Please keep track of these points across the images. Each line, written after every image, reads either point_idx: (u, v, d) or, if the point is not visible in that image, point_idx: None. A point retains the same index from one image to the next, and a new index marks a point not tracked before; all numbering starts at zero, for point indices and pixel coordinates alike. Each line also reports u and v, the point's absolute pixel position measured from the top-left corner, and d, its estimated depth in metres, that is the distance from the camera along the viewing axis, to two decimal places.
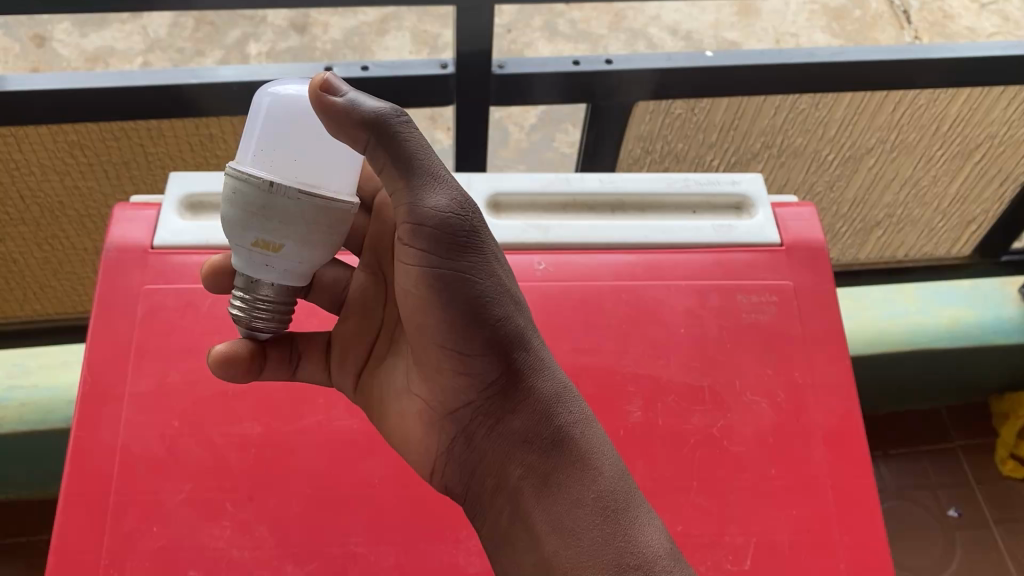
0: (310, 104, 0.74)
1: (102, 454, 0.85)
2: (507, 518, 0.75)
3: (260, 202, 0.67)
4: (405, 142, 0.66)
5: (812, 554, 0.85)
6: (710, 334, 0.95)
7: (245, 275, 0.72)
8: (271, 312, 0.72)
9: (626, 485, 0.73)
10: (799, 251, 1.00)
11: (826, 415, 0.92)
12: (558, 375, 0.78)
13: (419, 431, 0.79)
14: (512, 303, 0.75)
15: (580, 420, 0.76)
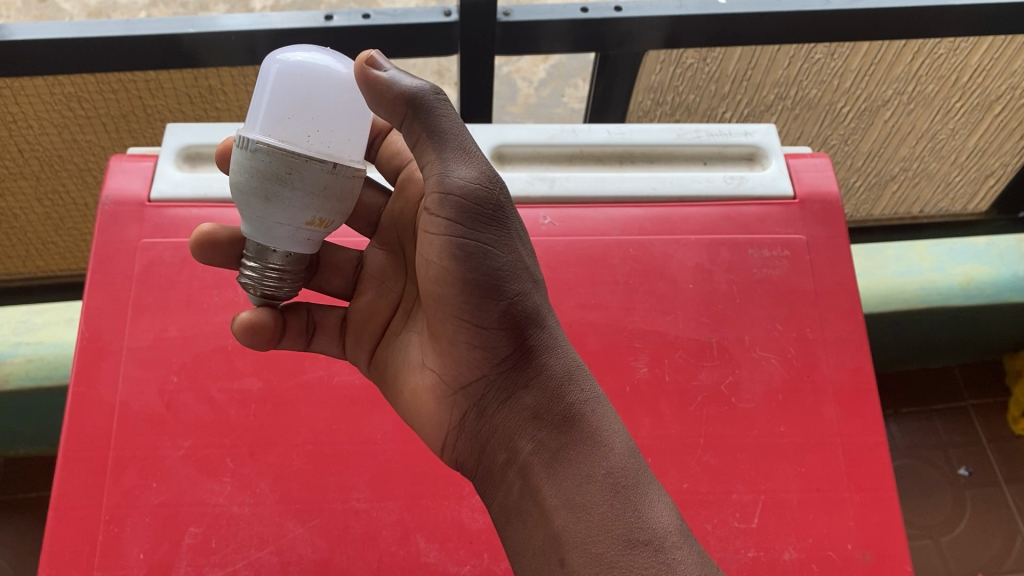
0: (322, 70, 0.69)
1: (101, 410, 0.84)
2: (516, 493, 0.71)
3: (325, 181, 0.66)
4: (440, 118, 0.67)
5: (820, 512, 0.83)
6: (720, 289, 0.93)
7: (257, 242, 0.69)
8: (283, 279, 0.71)
9: (637, 464, 0.70)
10: (813, 204, 0.98)
11: (838, 372, 0.90)
12: (573, 357, 0.76)
13: (430, 406, 0.77)
14: (530, 281, 0.73)
15: (594, 399, 0.73)
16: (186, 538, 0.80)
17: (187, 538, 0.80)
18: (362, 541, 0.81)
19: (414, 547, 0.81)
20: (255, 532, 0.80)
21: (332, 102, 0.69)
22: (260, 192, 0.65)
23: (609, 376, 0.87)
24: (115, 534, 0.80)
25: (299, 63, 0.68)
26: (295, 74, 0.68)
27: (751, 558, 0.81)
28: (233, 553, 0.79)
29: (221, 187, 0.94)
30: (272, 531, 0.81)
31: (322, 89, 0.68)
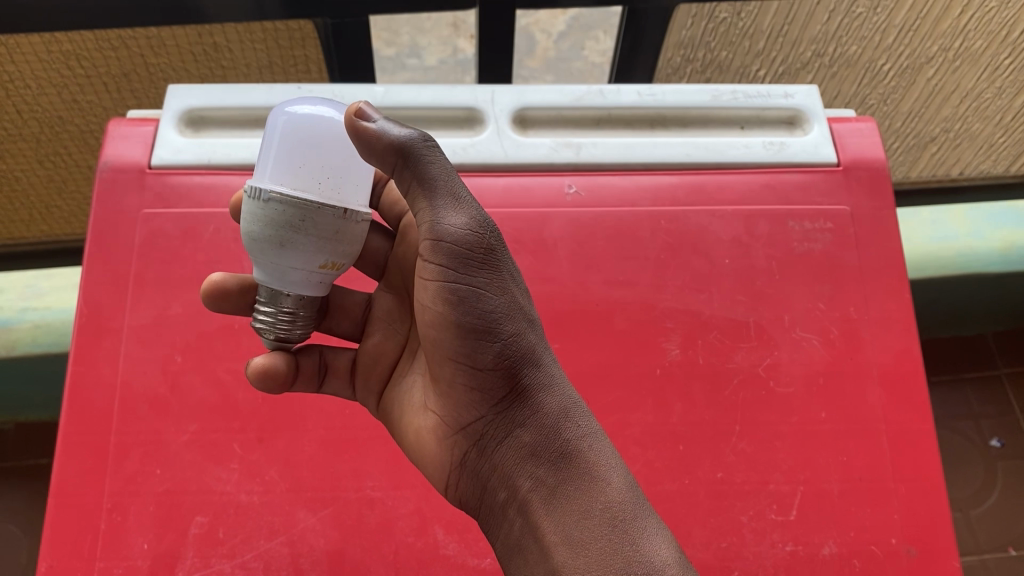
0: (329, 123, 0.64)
1: (101, 392, 0.80)
2: (518, 532, 0.65)
3: (341, 224, 0.61)
4: (431, 166, 0.62)
5: (862, 503, 0.79)
6: (757, 264, 0.87)
7: (270, 287, 0.64)
8: (298, 324, 0.65)
9: (637, 501, 0.63)
10: (858, 173, 0.91)
11: (883, 353, 0.84)
12: (570, 392, 0.68)
13: (431, 447, 0.70)
14: (526, 323, 0.67)
15: (593, 438, 0.66)
16: (192, 528, 0.76)
17: (193, 528, 0.76)
18: (377, 532, 0.77)
19: (432, 539, 0.77)
20: (264, 522, 0.76)
21: (343, 151, 0.64)
22: (275, 238, 0.60)
23: (639, 358, 0.82)
24: (118, 524, 0.76)
25: (306, 112, 0.64)
26: (302, 121, 0.64)
27: (790, 553, 0.76)
28: (241, 544, 0.75)
29: (226, 154, 0.88)
30: (283, 521, 0.76)
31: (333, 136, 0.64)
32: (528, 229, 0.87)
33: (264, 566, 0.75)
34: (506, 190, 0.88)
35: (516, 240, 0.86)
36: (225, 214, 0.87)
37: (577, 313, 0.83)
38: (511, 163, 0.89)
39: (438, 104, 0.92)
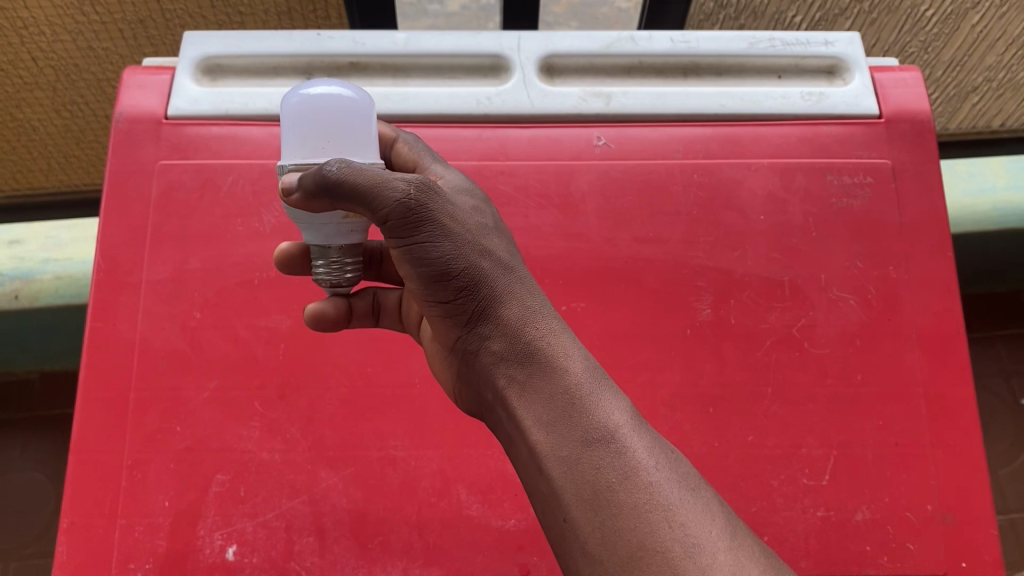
0: (339, 102, 0.61)
1: (119, 347, 0.78)
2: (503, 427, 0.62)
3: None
4: (349, 189, 0.54)
5: (897, 468, 0.76)
6: (793, 221, 0.83)
7: (318, 241, 0.62)
8: (355, 267, 0.63)
9: (599, 378, 0.58)
10: (901, 125, 0.87)
11: (923, 314, 0.81)
12: (529, 286, 0.63)
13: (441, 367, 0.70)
14: (479, 240, 0.61)
15: (553, 327, 0.61)
16: (212, 486, 0.75)
17: (215, 486, 0.75)
18: (399, 491, 0.75)
19: (455, 499, 0.75)
20: (286, 481, 0.75)
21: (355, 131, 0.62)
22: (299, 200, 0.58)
23: (669, 318, 0.79)
24: (139, 480, 0.75)
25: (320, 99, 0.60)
26: (321, 109, 0.60)
27: (821, 518, 0.74)
28: (263, 503, 0.75)
29: (244, 104, 0.86)
30: (305, 480, 0.75)
31: (354, 122, 0.62)
32: (555, 183, 0.84)
33: (286, 524, 0.74)
34: (532, 142, 0.85)
35: (543, 194, 0.84)
36: (244, 166, 0.84)
37: (605, 270, 0.81)
38: (537, 115, 0.86)
39: (462, 52, 0.88)
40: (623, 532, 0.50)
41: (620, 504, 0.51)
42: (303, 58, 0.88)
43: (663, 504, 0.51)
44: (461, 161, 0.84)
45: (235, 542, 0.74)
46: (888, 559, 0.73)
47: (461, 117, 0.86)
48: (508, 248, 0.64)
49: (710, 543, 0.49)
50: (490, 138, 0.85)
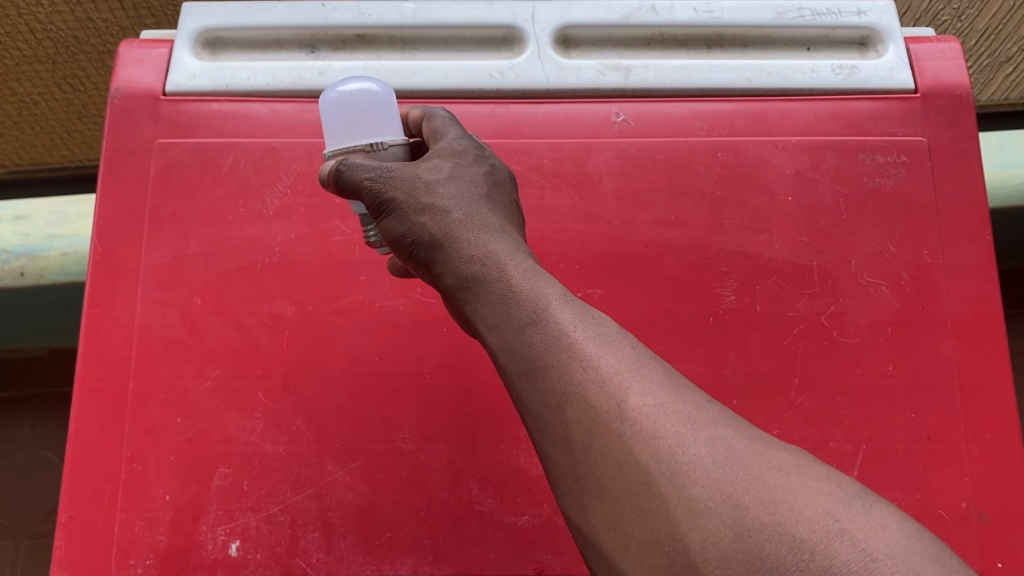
0: (367, 99, 0.65)
1: (118, 335, 0.75)
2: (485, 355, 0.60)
3: (395, 155, 0.65)
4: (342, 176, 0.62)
5: (929, 464, 0.73)
6: (822, 202, 0.79)
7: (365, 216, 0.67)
8: None
9: (534, 274, 0.56)
10: (939, 100, 0.82)
11: (960, 301, 0.77)
12: (477, 207, 0.62)
13: None
14: (421, 194, 0.61)
15: (495, 245, 0.58)
16: (215, 480, 0.72)
17: (217, 479, 0.72)
18: (408, 486, 0.72)
19: (466, 494, 0.72)
20: (291, 474, 0.72)
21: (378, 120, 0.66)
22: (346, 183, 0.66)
23: (690, 305, 0.76)
24: (139, 473, 0.73)
25: (356, 92, 0.65)
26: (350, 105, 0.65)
27: None
28: (267, 497, 0.72)
29: (246, 79, 0.82)
30: (310, 473, 0.72)
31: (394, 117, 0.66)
32: (571, 162, 0.80)
33: (290, 520, 0.71)
34: (547, 118, 0.81)
35: (558, 173, 0.80)
36: (245, 145, 0.80)
37: (623, 255, 0.77)
38: (552, 89, 0.82)
39: (474, 23, 0.84)
40: (551, 395, 0.50)
41: (545, 368, 0.51)
42: (307, 31, 0.84)
43: (579, 352, 0.50)
44: None
45: (238, 538, 0.71)
46: None
47: (472, 93, 0.82)
48: (461, 181, 0.63)
49: (621, 372, 0.49)
50: (504, 114, 0.81)
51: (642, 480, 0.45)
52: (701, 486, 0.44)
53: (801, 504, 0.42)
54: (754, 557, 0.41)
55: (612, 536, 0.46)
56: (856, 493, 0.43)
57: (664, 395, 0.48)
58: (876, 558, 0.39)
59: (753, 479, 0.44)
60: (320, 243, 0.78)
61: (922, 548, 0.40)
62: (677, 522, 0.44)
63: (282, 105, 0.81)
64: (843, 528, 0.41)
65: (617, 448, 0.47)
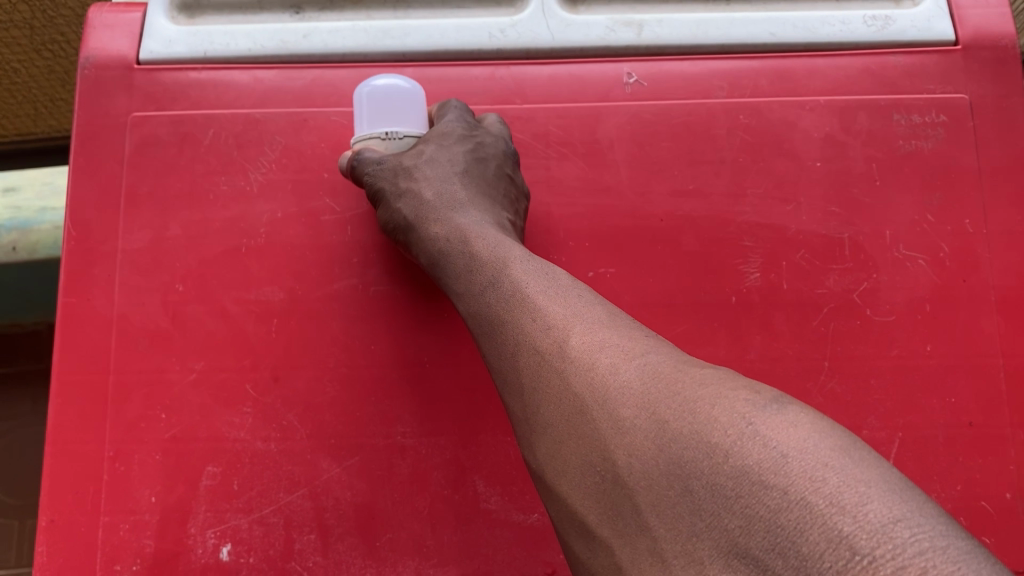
0: (394, 92, 0.68)
1: (95, 325, 0.70)
2: None
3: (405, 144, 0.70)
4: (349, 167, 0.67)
5: (971, 451, 0.67)
6: (854, 167, 0.73)
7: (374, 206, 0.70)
8: None
9: (495, 240, 0.60)
10: (981, 52, 0.75)
11: (1004, 273, 0.70)
12: (452, 189, 0.66)
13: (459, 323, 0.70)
14: (408, 180, 0.66)
15: (459, 222, 0.63)
16: (203, 479, 0.68)
17: (205, 479, 0.68)
18: (409, 483, 0.68)
19: (471, 491, 0.68)
20: (284, 472, 0.68)
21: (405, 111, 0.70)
22: None
23: (710, 284, 0.70)
24: (123, 474, 0.68)
25: (388, 87, 0.68)
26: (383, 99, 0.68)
27: None
28: (259, 497, 0.67)
29: (226, 45, 0.76)
30: (304, 471, 0.68)
31: (415, 113, 0.70)
32: (579, 128, 0.74)
33: (284, 521, 0.67)
34: (553, 80, 0.75)
35: (565, 142, 0.73)
36: (226, 116, 0.74)
37: (637, 230, 0.71)
38: (557, 49, 0.75)
39: None
40: (508, 347, 0.52)
41: (501, 323, 0.53)
42: None
43: (530, 304, 0.52)
44: (472, 104, 0.75)
45: (230, 541, 0.67)
46: None
47: (470, 55, 0.75)
48: (441, 164, 0.67)
49: (565, 316, 0.49)
50: (505, 77, 0.75)
51: (578, 407, 0.45)
52: (628, 406, 0.42)
53: (718, 411, 0.38)
54: (671, 466, 0.38)
55: (556, 465, 0.46)
56: (777, 398, 0.39)
57: (605, 331, 0.47)
58: (786, 454, 0.35)
59: (678, 394, 0.41)
60: (310, 223, 0.72)
61: (837, 442, 0.35)
62: (606, 442, 0.42)
63: (266, 72, 0.75)
64: (755, 430, 0.36)
65: (557, 382, 0.47)
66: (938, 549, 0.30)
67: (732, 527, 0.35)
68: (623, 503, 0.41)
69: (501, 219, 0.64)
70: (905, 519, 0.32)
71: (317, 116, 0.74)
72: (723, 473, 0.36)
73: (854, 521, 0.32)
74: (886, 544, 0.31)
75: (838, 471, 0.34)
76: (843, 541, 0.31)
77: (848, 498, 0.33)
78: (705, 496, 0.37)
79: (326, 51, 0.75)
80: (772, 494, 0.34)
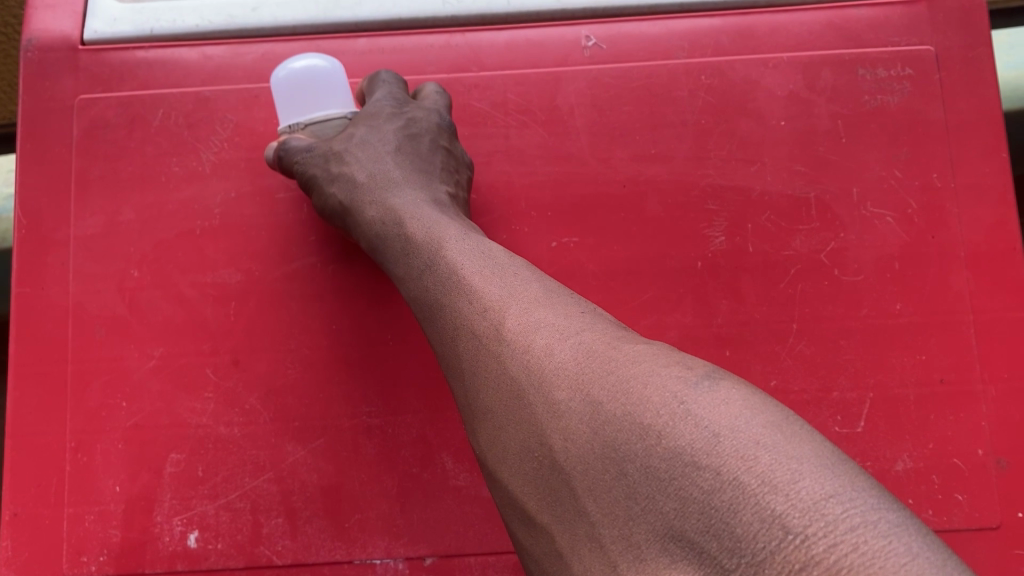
0: (310, 74, 0.67)
1: (51, 315, 0.69)
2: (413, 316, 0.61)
3: (337, 126, 0.69)
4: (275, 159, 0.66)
5: (943, 409, 0.66)
6: (819, 125, 0.71)
7: None
8: None
9: (431, 220, 0.58)
10: (947, 3, 0.73)
11: (972, 227, 0.69)
12: (386, 169, 0.64)
13: None
14: (340, 165, 0.65)
15: (395, 200, 0.62)
16: (167, 467, 0.67)
17: (169, 467, 0.67)
18: (376, 463, 0.67)
19: (440, 468, 0.67)
20: (249, 457, 0.67)
21: (324, 92, 0.69)
22: None
23: (676, 250, 0.69)
24: (85, 464, 0.67)
25: (307, 69, 0.67)
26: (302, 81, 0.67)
27: None
28: (224, 483, 0.66)
29: (172, 23, 0.74)
30: (270, 455, 0.67)
31: (339, 87, 0.70)
32: (538, 95, 0.72)
33: (251, 506, 0.66)
34: (510, 46, 0.73)
35: (524, 109, 0.72)
36: (175, 96, 0.72)
37: (599, 197, 0.70)
38: (513, 14, 0.73)
39: None
40: (448, 332, 0.51)
41: (441, 308, 0.52)
42: None
43: (468, 287, 0.50)
44: (428, 74, 0.73)
45: (197, 528, 0.66)
46: (933, 514, 0.65)
47: (425, 23, 0.73)
48: (373, 145, 0.65)
49: (502, 298, 0.48)
50: (461, 44, 0.73)
51: (515, 392, 0.44)
52: (563, 388, 0.41)
53: (649, 391, 0.37)
54: (606, 449, 0.37)
55: (496, 450, 0.45)
56: (708, 373, 0.37)
57: (541, 310, 0.46)
58: (717, 434, 0.34)
59: (610, 374, 0.40)
60: (265, 203, 0.71)
61: (769, 418, 0.34)
62: (542, 426, 0.41)
63: (215, 49, 0.73)
64: (687, 410, 0.35)
65: (494, 366, 0.46)
66: (869, 524, 0.30)
67: (667, 510, 0.34)
68: (561, 488, 0.40)
69: (440, 194, 0.63)
70: (837, 494, 0.31)
71: (269, 91, 0.73)
72: (656, 456, 0.35)
73: (786, 499, 0.31)
74: (818, 521, 0.30)
75: (770, 448, 0.33)
76: (776, 521, 0.31)
77: (779, 476, 0.32)
78: (638, 479, 0.36)
79: (276, 25, 0.73)
80: (704, 475, 0.33)
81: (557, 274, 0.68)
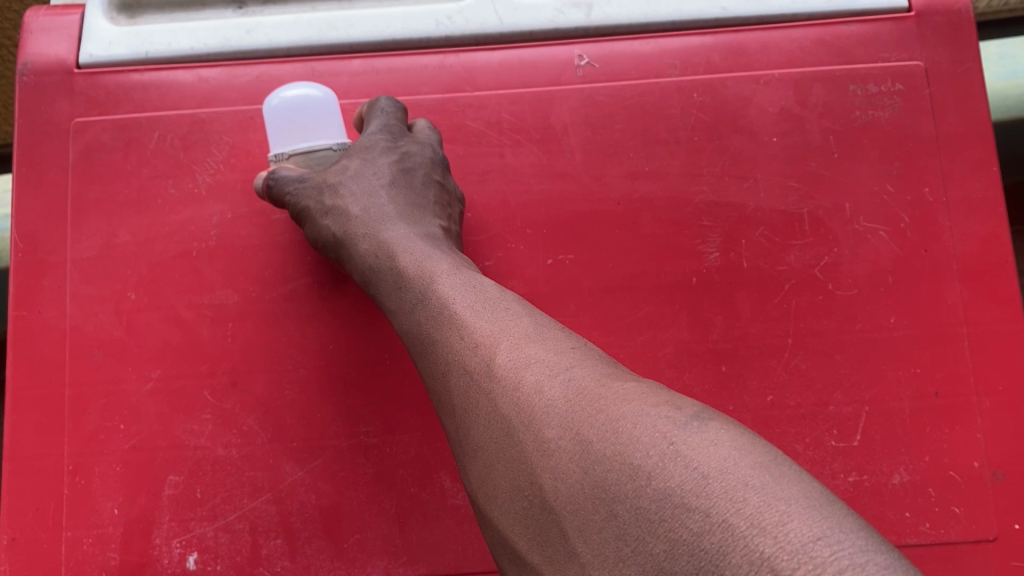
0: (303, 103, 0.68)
1: (48, 338, 0.69)
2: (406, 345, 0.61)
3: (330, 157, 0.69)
4: (269, 189, 0.66)
5: (938, 422, 0.67)
6: (811, 141, 0.72)
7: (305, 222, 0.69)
8: None
9: (422, 254, 0.59)
10: (935, 18, 0.73)
11: (965, 239, 0.70)
12: (380, 204, 0.65)
13: None
14: (332, 197, 0.65)
15: (387, 233, 0.62)
16: (166, 489, 0.67)
17: (168, 489, 0.67)
18: (374, 483, 0.67)
19: (438, 487, 0.67)
20: (247, 478, 0.67)
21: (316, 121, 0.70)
22: None
23: (670, 267, 0.69)
24: (83, 487, 0.67)
25: (300, 98, 0.67)
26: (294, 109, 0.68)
27: (853, 485, 0.66)
28: (223, 504, 0.66)
29: (167, 46, 0.74)
30: (268, 476, 0.67)
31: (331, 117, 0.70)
32: (532, 114, 0.72)
33: (249, 527, 0.66)
34: (503, 66, 0.73)
35: (519, 128, 0.72)
36: (171, 119, 0.73)
37: (594, 215, 0.70)
38: (507, 34, 0.74)
39: None
40: (440, 367, 0.51)
41: (432, 343, 0.52)
42: None
43: (459, 321, 0.51)
44: (423, 94, 0.73)
45: (195, 550, 0.66)
46: (931, 526, 0.65)
47: (419, 43, 0.74)
48: (366, 178, 0.66)
49: (492, 333, 0.48)
50: (454, 65, 0.73)
51: (506, 429, 0.44)
52: (552, 426, 0.41)
53: (639, 431, 0.37)
54: (596, 489, 0.38)
55: (487, 488, 0.45)
56: (698, 413, 0.38)
57: (531, 346, 0.46)
58: (707, 475, 0.34)
59: (600, 414, 0.40)
60: (261, 224, 0.71)
61: (757, 458, 0.35)
62: (534, 466, 0.41)
63: (210, 71, 0.73)
64: (676, 450, 0.36)
65: (486, 403, 0.46)
66: (857, 566, 0.30)
67: (657, 552, 0.34)
68: (552, 528, 0.40)
69: (431, 228, 0.63)
70: (825, 537, 0.31)
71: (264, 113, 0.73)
72: (646, 497, 0.35)
73: (774, 542, 0.31)
74: (806, 564, 0.30)
75: (759, 490, 0.33)
76: (765, 563, 0.31)
77: (767, 518, 0.32)
78: (629, 520, 0.36)
79: (270, 47, 0.74)
80: (694, 516, 0.34)
81: (553, 291, 0.69)
